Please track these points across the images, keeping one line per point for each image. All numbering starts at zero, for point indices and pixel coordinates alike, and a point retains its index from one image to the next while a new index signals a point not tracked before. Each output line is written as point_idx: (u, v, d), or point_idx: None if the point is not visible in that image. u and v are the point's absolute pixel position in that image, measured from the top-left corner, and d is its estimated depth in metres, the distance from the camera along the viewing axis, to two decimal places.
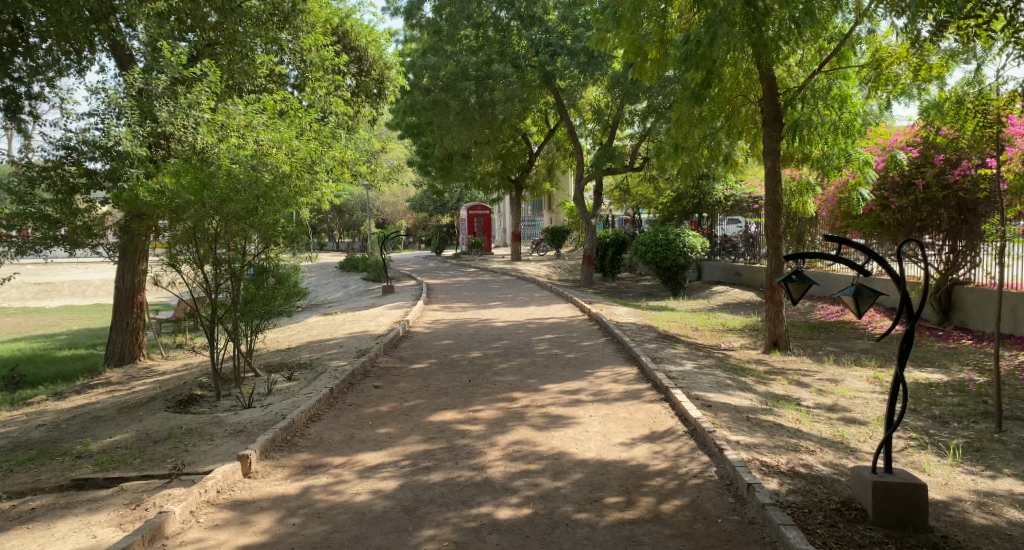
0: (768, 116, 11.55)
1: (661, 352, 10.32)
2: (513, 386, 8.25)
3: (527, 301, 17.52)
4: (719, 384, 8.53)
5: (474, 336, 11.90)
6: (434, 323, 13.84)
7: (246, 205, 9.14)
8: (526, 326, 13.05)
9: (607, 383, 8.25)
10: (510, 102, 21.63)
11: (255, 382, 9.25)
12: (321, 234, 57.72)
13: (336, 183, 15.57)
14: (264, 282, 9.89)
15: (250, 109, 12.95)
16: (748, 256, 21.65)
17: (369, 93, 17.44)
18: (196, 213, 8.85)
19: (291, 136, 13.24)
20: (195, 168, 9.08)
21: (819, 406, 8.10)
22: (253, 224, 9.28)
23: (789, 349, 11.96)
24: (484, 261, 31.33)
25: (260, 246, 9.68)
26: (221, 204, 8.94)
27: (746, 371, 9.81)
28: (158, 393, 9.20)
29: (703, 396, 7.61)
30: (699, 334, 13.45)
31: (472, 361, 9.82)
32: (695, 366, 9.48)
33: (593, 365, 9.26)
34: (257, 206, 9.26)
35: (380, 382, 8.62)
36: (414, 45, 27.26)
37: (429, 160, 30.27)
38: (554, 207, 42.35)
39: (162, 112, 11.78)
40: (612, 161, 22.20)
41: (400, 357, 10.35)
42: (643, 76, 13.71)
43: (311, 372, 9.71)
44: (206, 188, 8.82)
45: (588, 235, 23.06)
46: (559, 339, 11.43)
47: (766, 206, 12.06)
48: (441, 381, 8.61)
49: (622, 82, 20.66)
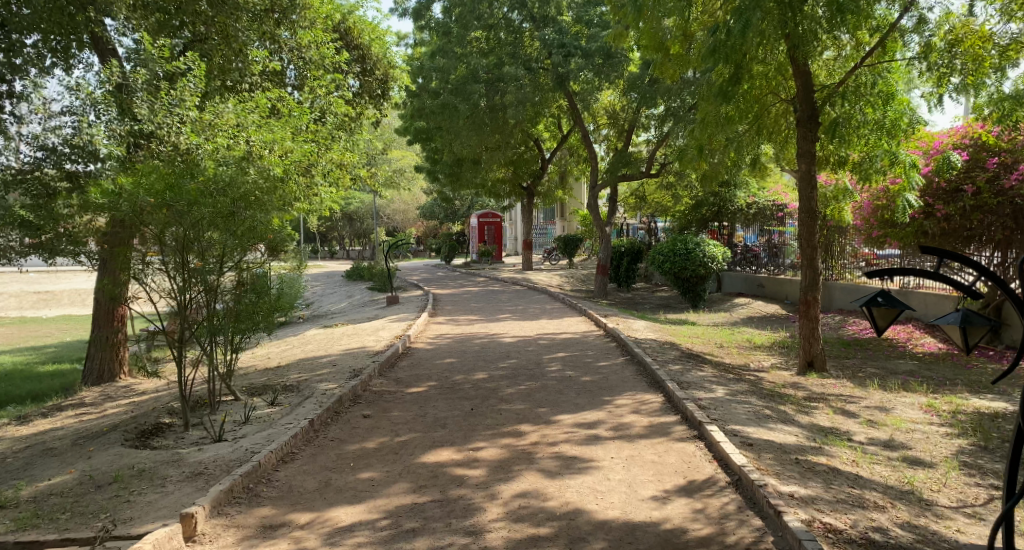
0: (804, 115, 10.61)
1: (685, 374, 9.27)
2: (521, 416, 7.23)
3: (538, 314, 16.50)
4: (757, 416, 7.47)
5: (480, 354, 10.88)
6: (437, 339, 12.86)
7: (221, 209, 8.13)
8: (536, 343, 12.02)
9: (628, 414, 7.22)
10: (522, 106, 20.64)
11: (232, 407, 8.33)
12: (331, 242, 57.04)
13: (335, 188, 14.57)
14: (243, 297, 8.77)
15: (240, 107, 12.06)
16: (771, 266, 20.54)
17: (373, 95, 16.38)
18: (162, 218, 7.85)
19: (282, 135, 12.30)
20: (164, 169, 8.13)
21: (874, 441, 7.03)
22: (229, 231, 8.26)
23: (826, 369, 10.99)
24: (494, 270, 30.34)
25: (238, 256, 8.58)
26: (191, 209, 7.94)
27: (782, 397, 8.75)
28: (124, 420, 8.27)
29: (742, 433, 6.57)
30: (725, 351, 12.42)
31: (477, 384, 8.80)
32: (727, 392, 8.43)
33: (611, 391, 8.22)
34: (233, 212, 8.24)
35: (371, 410, 7.63)
36: (423, 48, 26.23)
37: (438, 166, 29.37)
38: (566, 215, 41.23)
39: (141, 110, 10.84)
40: (627, 167, 21.18)
41: (397, 379, 9.34)
42: (664, 74, 12.86)
43: (297, 396, 8.76)
44: (175, 191, 7.87)
45: (602, 245, 22.02)
46: (572, 359, 10.39)
47: (800, 214, 11.00)
48: (440, 409, 7.62)
49: (641, 85, 19.57)
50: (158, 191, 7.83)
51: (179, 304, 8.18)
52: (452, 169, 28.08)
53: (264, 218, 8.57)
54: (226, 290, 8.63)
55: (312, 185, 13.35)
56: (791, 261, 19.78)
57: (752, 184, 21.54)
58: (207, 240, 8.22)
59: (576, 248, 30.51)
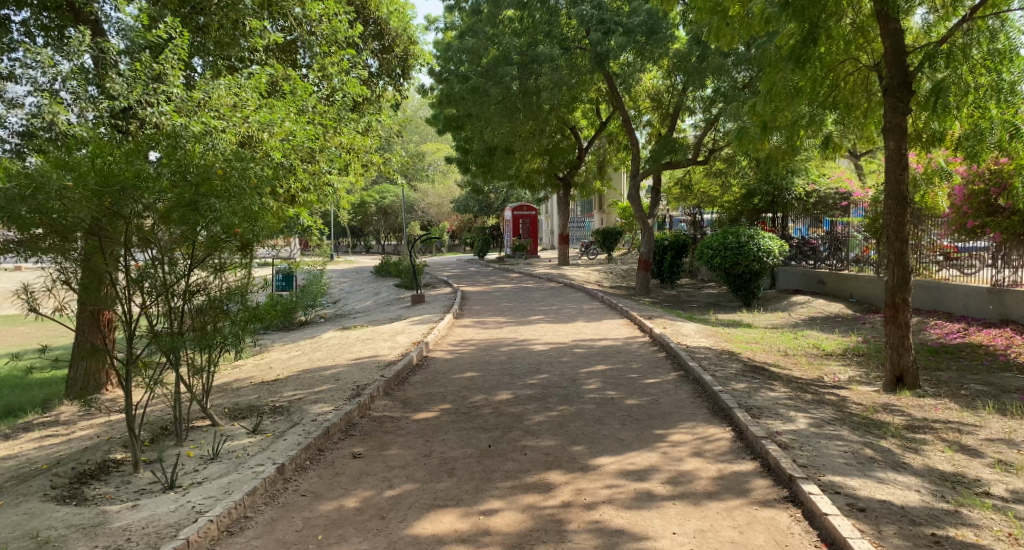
0: (892, 81, 9.08)
1: (753, 397, 7.59)
2: (551, 459, 5.67)
3: (574, 315, 14.86)
4: (856, 457, 5.82)
5: (505, 368, 9.33)
6: (460, 346, 11.35)
7: (179, 198, 6.54)
8: (572, 352, 10.45)
9: (690, 458, 5.63)
10: (558, 90, 18.91)
11: (205, 435, 6.92)
12: (365, 237, 56.02)
13: (347, 177, 13.12)
14: (212, 311, 7.18)
15: (233, 83, 10.49)
16: (833, 260, 18.69)
17: (392, 75, 14.93)
18: (99, 208, 6.26)
19: (282, 113, 10.79)
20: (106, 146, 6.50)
21: (1019, 495, 5.32)
22: (189, 225, 6.65)
23: (919, 386, 9.34)
24: (529, 266, 28.67)
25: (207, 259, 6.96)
26: (139, 197, 6.38)
27: (877, 426, 7.07)
28: (76, 450, 6.89)
29: (847, 490, 4.93)
30: (793, 364, 10.73)
31: (499, 409, 7.27)
32: (810, 423, 6.79)
33: (664, 422, 6.61)
34: (198, 203, 6.65)
35: (364, 446, 6.14)
36: (453, 32, 24.71)
37: (469, 156, 27.86)
38: (605, 208, 39.54)
39: (114, 83, 9.50)
40: (672, 154, 19.41)
41: (405, 399, 7.83)
42: (720, 40, 10.96)
43: (286, 420, 7.31)
44: (111, 174, 6.26)
45: (644, 238, 20.29)
46: (613, 375, 8.77)
47: (887, 199, 9.34)
48: (449, 445, 6.10)
49: (690, 64, 17.84)
50: (90, 176, 6.21)
51: (128, 318, 6.58)
52: (484, 159, 26.47)
53: (241, 211, 6.99)
54: (197, 300, 7.08)
55: (314, 171, 11.79)
56: (855, 254, 17.84)
57: (812, 170, 20.38)
58: (160, 234, 6.64)
59: (615, 242, 28.73)
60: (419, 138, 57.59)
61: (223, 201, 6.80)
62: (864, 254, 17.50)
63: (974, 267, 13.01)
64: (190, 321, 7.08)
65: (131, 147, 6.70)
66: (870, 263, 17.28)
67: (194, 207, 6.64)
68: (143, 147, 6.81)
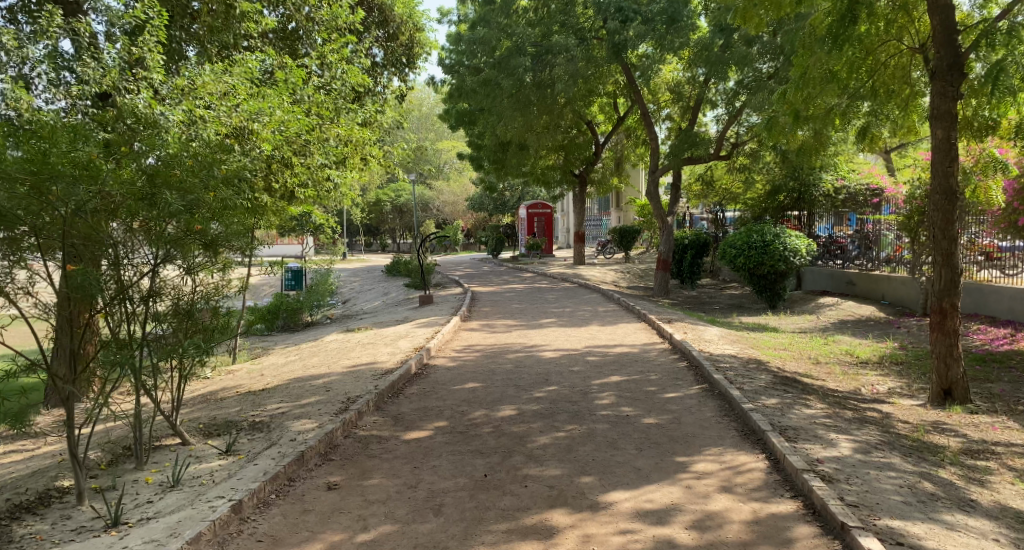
0: (942, 63, 8.21)
1: (786, 416, 6.73)
2: (556, 494, 4.87)
3: (588, 318, 14.03)
4: (915, 490, 4.98)
5: (510, 379, 8.52)
6: (465, 351, 10.58)
7: (132, 192, 5.75)
8: (585, 360, 9.65)
9: (718, 495, 4.81)
10: (573, 82, 18.00)
11: (169, 456, 6.11)
12: (379, 236, 55.41)
13: (348, 170, 12.37)
14: (177, 318, 6.32)
15: (216, 70, 9.61)
16: (862, 260, 17.83)
17: (397, 65, 14.20)
18: (40, 203, 5.33)
19: (273, 101, 9.98)
20: (45, 131, 5.56)
21: None
22: (144, 224, 5.86)
23: (969, 400, 8.45)
24: (543, 265, 27.87)
25: (172, 257, 6.05)
26: (87, 189, 5.46)
27: (931, 449, 6.22)
28: (25, 473, 6.11)
29: (912, 541, 4.10)
30: (827, 375, 9.89)
31: (500, 428, 6.46)
32: (854, 446, 5.94)
33: (687, 447, 5.77)
34: (153, 195, 5.84)
35: (343, 474, 5.36)
36: (466, 23, 23.88)
37: (482, 151, 27.03)
38: (622, 206, 38.70)
39: (84, 67, 8.62)
40: (693, 148, 18.51)
41: (397, 415, 7.04)
42: (748, 24, 9.78)
43: (264, 437, 6.53)
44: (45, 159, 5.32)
45: (664, 237, 19.41)
46: (629, 388, 7.95)
47: (933, 194, 8.44)
48: (439, 473, 5.31)
49: (713, 52, 16.92)
50: (25, 165, 5.31)
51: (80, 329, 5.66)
52: (498, 155, 25.68)
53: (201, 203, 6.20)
54: (160, 305, 6.19)
55: (314, 168, 10.99)
56: (886, 254, 16.93)
57: (841, 166, 19.41)
58: (116, 231, 5.77)
59: (633, 241, 27.84)
60: (434, 135, 56.97)
61: (183, 194, 6.03)
62: (896, 253, 16.57)
63: (1018, 268, 12.08)
64: (152, 331, 6.20)
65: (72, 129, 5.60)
66: (903, 263, 16.38)
67: (148, 200, 5.84)
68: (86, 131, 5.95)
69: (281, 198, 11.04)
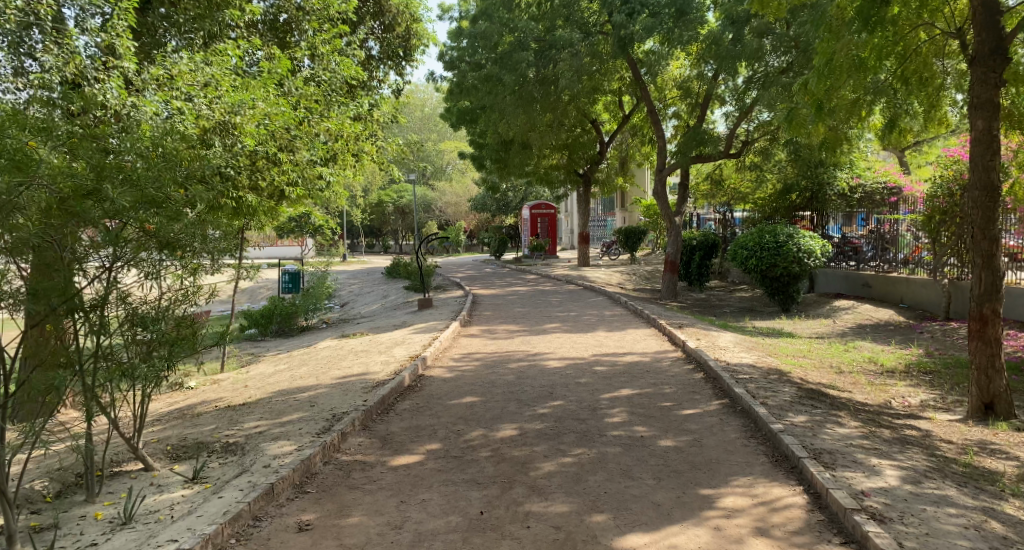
0: (982, 47, 7.56)
1: (820, 437, 6.02)
2: (562, 538, 4.20)
3: (594, 323, 13.31)
4: (981, 531, 4.29)
5: (512, 392, 7.81)
6: (463, 361, 9.89)
7: (69, 186, 4.99)
8: (592, 370, 8.95)
9: (753, 543, 4.14)
10: (578, 77, 17.26)
11: (127, 485, 5.39)
12: (380, 237, 54.72)
13: (341, 168, 11.68)
14: (137, 330, 5.61)
15: (194, 59, 8.93)
16: (879, 261, 17.11)
17: (394, 58, 13.54)
18: None
19: (255, 93, 9.25)
20: None
21: None
22: (93, 224, 5.14)
23: (1014, 415, 7.73)
24: (547, 267, 27.15)
25: (125, 260, 5.39)
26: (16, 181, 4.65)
27: (986, 476, 5.51)
28: None
29: None
30: (853, 386, 9.18)
31: (499, 452, 5.76)
32: (900, 474, 5.25)
33: (711, 477, 5.08)
34: (97, 190, 5.15)
35: (319, 511, 4.69)
36: (467, 19, 23.14)
37: (483, 150, 26.36)
38: (627, 206, 38.03)
39: (46, 53, 7.78)
40: (701, 146, 17.82)
41: (386, 435, 6.35)
42: (765, 10, 9.38)
43: (236, 462, 5.83)
44: None
45: (672, 238, 18.71)
46: (642, 404, 7.24)
47: (971, 190, 7.74)
48: (428, 510, 4.64)
49: (722, 46, 16.06)
50: None
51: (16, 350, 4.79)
52: (500, 155, 25.00)
53: (157, 198, 5.49)
54: (113, 313, 5.44)
55: (305, 164, 10.18)
56: (904, 255, 16.27)
57: (856, 164, 18.72)
58: (86, 239, 5.17)
59: (638, 242, 27.09)
60: (436, 135, 56.33)
61: (132, 185, 5.33)
62: (914, 254, 15.94)
63: None
64: (105, 344, 5.46)
65: (30, 124, 5.11)
66: (922, 265, 15.66)
67: (91, 195, 5.14)
68: (42, 123, 5.19)
69: (267, 197, 10.24)
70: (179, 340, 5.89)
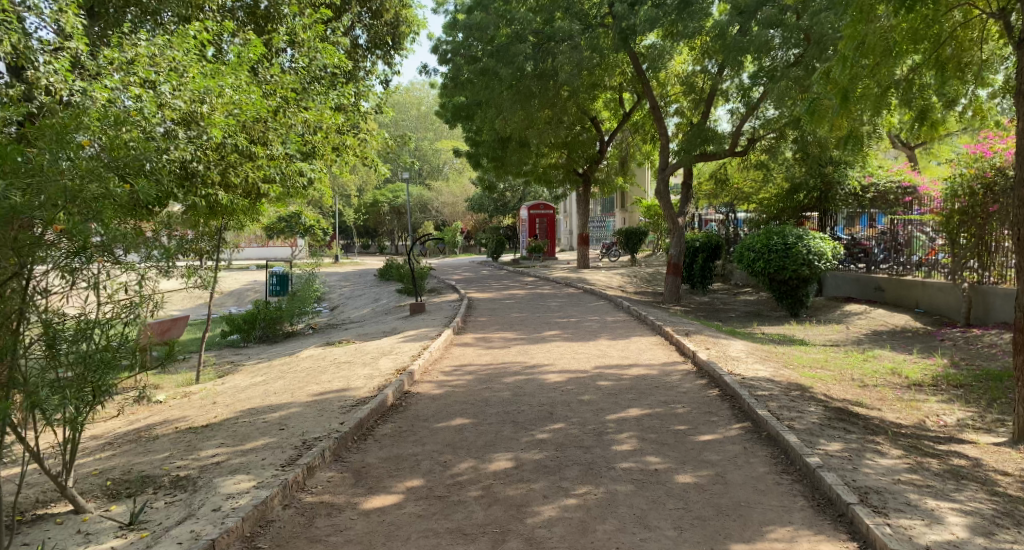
0: None
1: (862, 471, 5.19)
2: None
3: (595, 329, 12.47)
4: None
5: (507, 413, 6.96)
6: (455, 374, 9.04)
7: None
8: (596, 386, 8.12)
9: None
10: (578, 72, 16.39)
11: (46, 536, 4.56)
12: (376, 238, 53.83)
13: (324, 162, 10.83)
14: (60, 349, 4.72)
15: (155, 41, 8.11)
16: (891, 264, 16.33)
17: (383, 49, 12.76)
18: None
19: (222, 78, 8.40)
20: None
21: None
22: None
23: None
24: (546, 269, 26.31)
25: (47, 264, 4.57)
26: None
27: None
28: None
29: None
30: (881, 403, 8.36)
31: (490, 491, 4.94)
32: (965, 521, 4.44)
33: (742, 528, 4.37)
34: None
35: None
36: (462, 11, 22.25)
37: (479, 149, 25.51)
38: (627, 206, 37.31)
39: None
40: (707, 144, 16.93)
41: (361, 468, 5.51)
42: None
43: (181, 499, 4.97)
44: None
45: (675, 239, 17.90)
46: (653, 427, 6.41)
47: (1015, 186, 6.94)
48: None
49: (729, 38, 15.17)
50: None
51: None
52: (496, 153, 24.17)
53: (76, 194, 4.64)
54: (31, 331, 4.64)
55: (280, 158, 9.28)
56: (918, 257, 15.50)
57: (867, 162, 17.91)
58: (23, 234, 4.48)
59: (639, 243, 26.25)
60: (432, 134, 55.47)
61: (44, 181, 4.50)
62: (929, 257, 15.19)
63: None
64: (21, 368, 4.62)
65: None
66: (939, 268, 14.87)
67: None
68: None
69: (240, 195, 9.30)
70: (117, 359, 5.01)
